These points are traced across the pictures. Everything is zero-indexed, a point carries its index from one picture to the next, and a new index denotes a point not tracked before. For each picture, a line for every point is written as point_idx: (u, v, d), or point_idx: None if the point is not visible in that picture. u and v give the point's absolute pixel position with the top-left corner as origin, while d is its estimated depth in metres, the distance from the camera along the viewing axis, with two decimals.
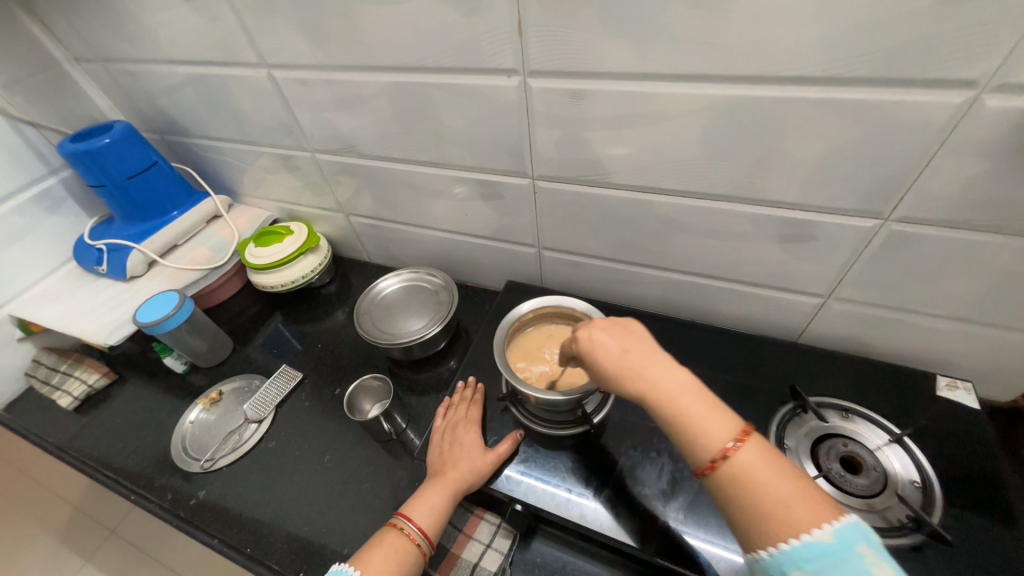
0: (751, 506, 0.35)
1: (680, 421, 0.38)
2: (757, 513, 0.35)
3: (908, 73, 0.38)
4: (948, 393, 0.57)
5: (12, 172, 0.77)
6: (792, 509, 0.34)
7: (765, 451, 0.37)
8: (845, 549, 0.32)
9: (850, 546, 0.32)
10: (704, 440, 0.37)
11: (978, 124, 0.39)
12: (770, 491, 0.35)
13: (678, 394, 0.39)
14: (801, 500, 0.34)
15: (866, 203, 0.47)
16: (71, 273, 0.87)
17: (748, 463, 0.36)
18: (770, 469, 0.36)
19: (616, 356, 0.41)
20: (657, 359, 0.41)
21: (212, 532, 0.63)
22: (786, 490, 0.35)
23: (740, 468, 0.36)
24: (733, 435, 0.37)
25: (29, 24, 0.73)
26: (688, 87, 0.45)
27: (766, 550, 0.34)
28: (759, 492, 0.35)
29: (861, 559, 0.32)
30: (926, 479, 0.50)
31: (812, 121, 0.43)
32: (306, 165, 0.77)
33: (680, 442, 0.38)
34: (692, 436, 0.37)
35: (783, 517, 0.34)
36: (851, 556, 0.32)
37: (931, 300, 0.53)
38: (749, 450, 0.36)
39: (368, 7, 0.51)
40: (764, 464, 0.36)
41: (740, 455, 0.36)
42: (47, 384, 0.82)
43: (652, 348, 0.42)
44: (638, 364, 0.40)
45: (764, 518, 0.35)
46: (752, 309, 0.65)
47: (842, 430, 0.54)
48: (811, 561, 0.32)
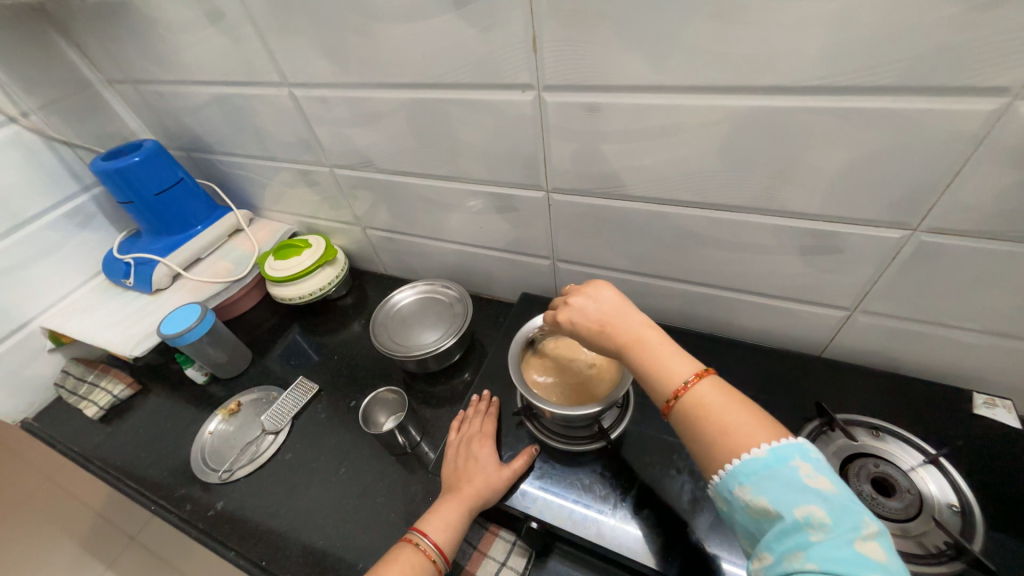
0: (700, 435, 0.37)
1: (642, 366, 0.41)
2: (705, 442, 0.37)
3: (936, 80, 0.37)
4: (987, 411, 0.54)
5: (48, 189, 0.80)
6: (735, 435, 0.35)
7: (719, 387, 0.38)
8: (779, 462, 0.33)
9: (784, 460, 0.33)
10: (661, 380, 0.40)
11: (1012, 131, 0.37)
12: (717, 420, 0.37)
13: (642, 343, 0.42)
14: (748, 426, 0.35)
15: (892, 213, 0.46)
16: (99, 286, 0.90)
17: (699, 397, 0.38)
18: (723, 402, 0.37)
19: (588, 319, 0.45)
20: (628, 315, 0.44)
21: (229, 544, 0.63)
22: (733, 418, 0.36)
23: (692, 402, 0.38)
24: (687, 375, 0.39)
25: (68, 49, 0.77)
26: (705, 98, 0.45)
27: (716, 474, 0.35)
28: (706, 421, 0.37)
29: (794, 470, 0.32)
30: (966, 503, 0.47)
31: (835, 130, 0.42)
32: (325, 180, 0.79)
33: (645, 386, 0.41)
34: (651, 377, 0.41)
35: (727, 441, 0.35)
36: (784, 466, 0.33)
37: (964, 313, 0.51)
38: (702, 387, 0.38)
39: (387, 26, 0.52)
40: (717, 398, 0.38)
41: (692, 391, 0.38)
42: (75, 395, 0.84)
43: (623, 308, 0.45)
44: (608, 321, 0.44)
45: (712, 445, 0.36)
46: (773, 322, 0.63)
47: (873, 449, 0.51)
48: (748, 475, 0.33)
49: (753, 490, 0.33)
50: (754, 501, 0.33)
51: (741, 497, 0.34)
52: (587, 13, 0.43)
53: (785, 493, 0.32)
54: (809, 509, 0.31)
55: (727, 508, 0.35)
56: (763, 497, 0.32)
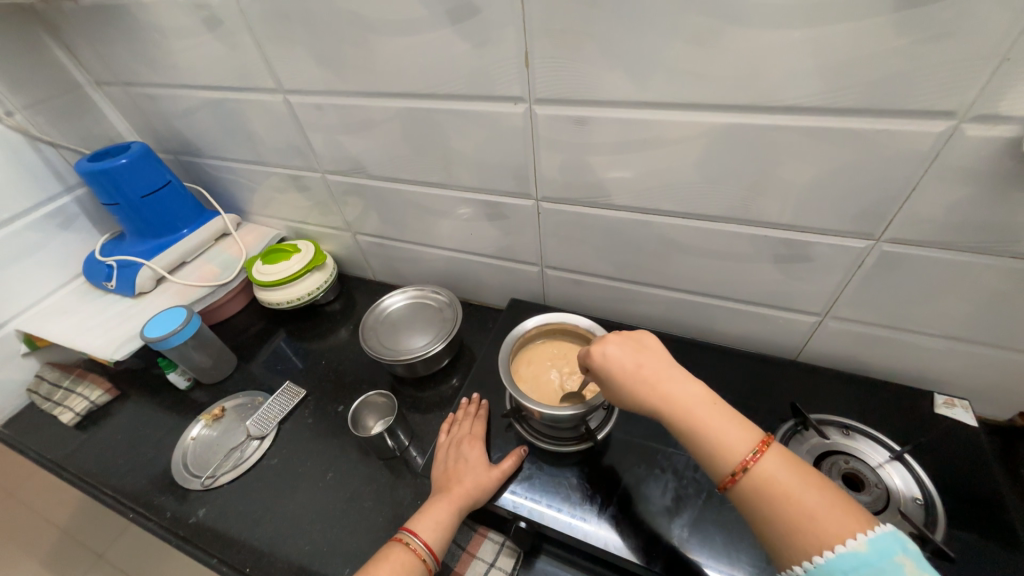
0: (779, 519, 0.37)
1: (703, 435, 0.42)
2: (784, 524, 0.37)
3: (892, 104, 0.41)
4: (946, 411, 0.58)
5: (29, 189, 0.79)
6: (820, 521, 0.36)
7: (786, 461, 0.40)
8: (883, 559, 0.34)
9: (888, 556, 0.34)
10: (725, 452, 0.40)
11: (959, 151, 0.41)
12: (797, 501, 0.37)
13: (698, 410, 0.43)
14: (830, 510, 0.37)
15: (856, 224, 0.49)
16: (79, 289, 0.88)
17: (771, 473, 0.39)
18: (794, 479, 0.39)
19: (630, 370, 0.46)
20: (674, 374, 0.45)
21: (211, 551, 0.62)
22: (813, 500, 0.37)
23: (761, 478, 0.39)
24: (751, 446, 0.40)
25: (56, 50, 0.77)
26: (685, 114, 0.48)
27: (804, 565, 0.36)
28: (786, 502, 0.38)
29: (898, 568, 0.34)
30: (928, 495, 0.50)
31: (804, 147, 0.46)
32: (316, 185, 0.79)
33: (705, 456, 0.42)
34: (713, 448, 0.41)
35: (813, 528, 0.36)
36: (888, 564, 0.34)
37: (925, 319, 0.54)
38: (771, 461, 0.39)
39: (383, 39, 0.54)
40: (788, 475, 0.39)
41: (762, 466, 0.39)
42: (49, 400, 0.82)
43: (664, 362, 0.46)
44: (655, 379, 0.45)
45: (793, 529, 0.37)
46: (750, 328, 0.66)
47: (843, 447, 0.54)
48: (850, 572, 0.34)
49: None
50: None
51: None
52: (576, 32, 0.46)
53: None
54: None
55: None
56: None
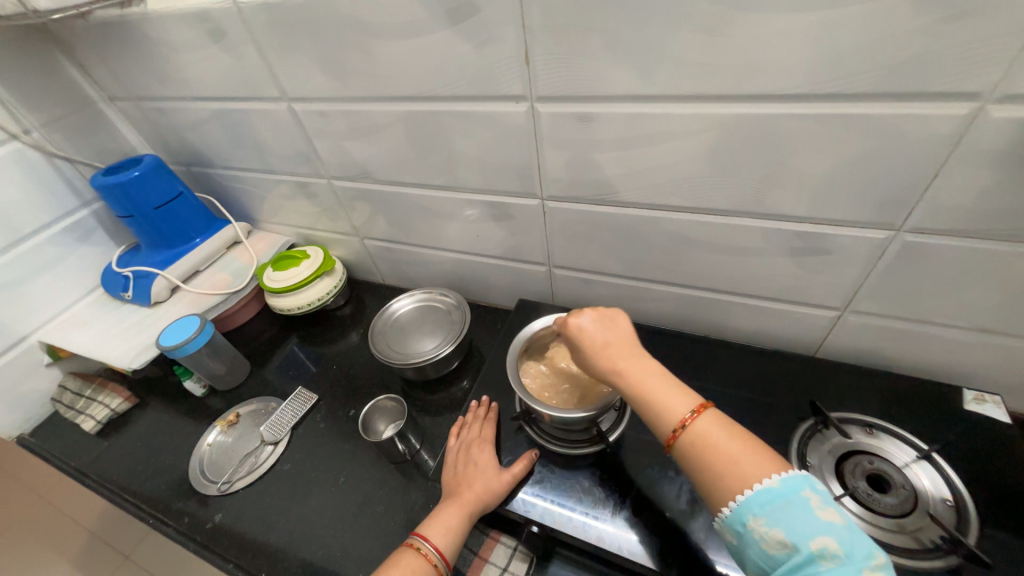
0: (708, 468, 0.38)
1: (646, 398, 0.42)
2: (713, 473, 0.37)
3: (911, 86, 0.39)
4: (977, 407, 0.55)
5: (48, 204, 0.81)
6: (742, 467, 0.36)
7: (720, 420, 0.39)
8: (791, 492, 0.34)
9: (797, 490, 0.34)
10: (665, 412, 0.41)
11: (985, 133, 0.39)
12: (724, 451, 0.37)
13: (646, 377, 0.43)
14: (752, 458, 0.37)
15: (876, 214, 0.47)
16: (98, 300, 0.90)
17: (704, 429, 0.39)
18: (726, 435, 0.38)
19: (596, 344, 0.46)
20: (633, 348, 0.45)
21: (228, 556, 0.63)
22: (738, 449, 0.37)
23: (697, 434, 0.39)
24: (690, 407, 0.40)
25: (70, 67, 0.79)
26: (692, 107, 0.47)
27: (728, 506, 0.36)
28: (713, 453, 0.38)
29: (805, 500, 0.33)
30: (960, 497, 0.48)
31: (818, 136, 0.44)
32: (324, 191, 0.80)
33: (648, 417, 0.42)
34: (655, 409, 0.41)
35: (736, 474, 0.36)
36: (795, 496, 0.34)
37: (951, 310, 0.52)
38: (706, 419, 0.39)
39: (384, 42, 0.54)
40: (720, 430, 0.39)
41: (697, 424, 0.39)
42: (72, 409, 0.84)
43: (627, 336, 0.46)
44: (615, 353, 0.45)
45: (719, 477, 0.37)
46: (767, 324, 0.64)
47: (867, 446, 0.52)
48: (763, 505, 0.34)
49: (768, 522, 0.33)
50: (770, 533, 0.33)
51: (756, 530, 0.34)
52: (579, 26, 0.45)
53: (799, 523, 0.33)
54: (823, 540, 0.32)
55: (739, 542, 0.35)
56: (778, 529, 0.33)
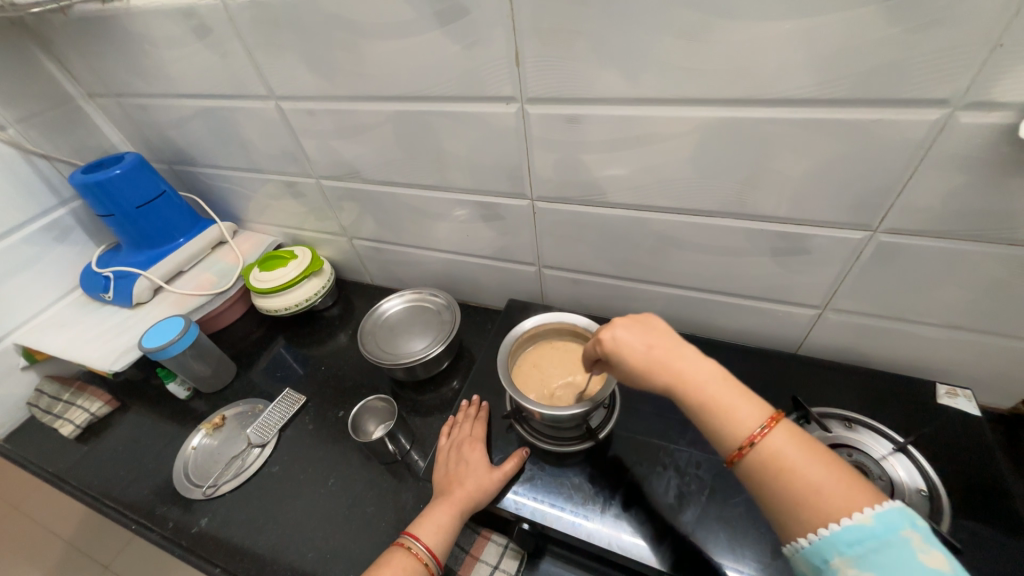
0: (783, 492, 0.36)
1: (710, 410, 0.39)
2: (791, 500, 0.35)
3: (886, 92, 0.40)
4: (949, 400, 0.57)
5: (24, 203, 0.79)
6: (825, 495, 0.34)
7: (796, 436, 0.37)
8: (887, 532, 0.32)
9: (894, 531, 0.32)
10: (732, 428, 0.38)
11: (954, 139, 0.41)
12: (804, 476, 0.35)
13: (707, 387, 0.40)
14: (837, 485, 0.34)
15: (853, 215, 0.49)
16: (77, 301, 0.88)
17: (778, 449, 0.36)
18: (804, 455, 0.36)
19: (643, 353, 0.43)
20: (687, 352, 0.42)
21: (214, 561, 0.62)
22: (820, 474, 0.35)
23: (769, 454, 0.36)
24: (761, 422, 0.38)
25: (47, 62, 0.77)
26: (677, 110, 0.48)
27: (807, 538, 0.34)
28: (791, 478, 0.35)
29: (905, 543, 0.32)
30: (933, 486, 0.50)
31: (797, 140, 0.46)
32: (311, 191, 0.79)
33: (710, 431, 0.40)
34: (722, 424, 0.39)
35: (818, 504, 0.34)
36: (893, 538, 0.32)
37: (924, 308, 0.54)
38: (780, 435, 0.37)
39: (373, 42, 0.54)
40: (796, 450, 0.36)
41: (770, 442, 0.37)
42: (49, 414, 0.82)
43: (674, 340, 0.43)
44: (668, 360, 0.42)
45: (799, 504, 0.35)
46: (750, 322, 0.66)
47: (847, 439, 0.54)
48: (853, 546, 0.32)
49: (859, 564, 0.32)
50: None
51: (843, 570, 0.32)
52: (566, 30, 0.46)
53: (897, 569, 0.31)
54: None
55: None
56: (871, 573, 0.31)
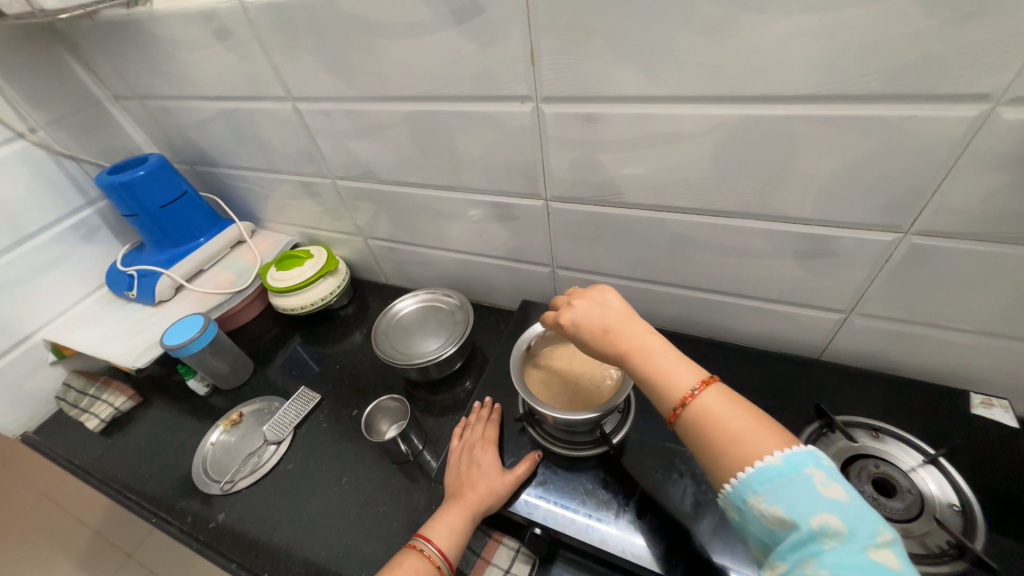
0: (710, 445, 0.37)
1: (647, 374, 0.41)
2: (716, 449, 0.36)
3: (922, 87, 0.38)
4: (983, 411, 0.55)
5: (53, 203, 0.81)
6: (745, 443, 0.35)
7: (725, 395, 0.38)
8: (794, 470, 0.33)
9: (799, 467, 0.33)
10: (667, 389, 0.39)
11: (994, 136, 0.39)
12: (727, 426, 0.36)
13: (647, 353, 0.41)
14: (756, 434, 0.35)
15: (883, 217, 0.47)
16: (103, 298, 0.91)
17: (706, 405, 0.37)
18: (730, 409, 0.37)
19: (596, 332, 0.44)
20: (634, 325, 0.43)
21: (230, 555, 0.63)
22: (742, 425, 0.36)
23: (699, 411, 0.37)
24: (692, 382, 0.39)
25: (75, 66, 0.79)
26: (698, 108, 0.46)
27: (728, 482, 0.35)
28: (715, 429, 0.36)
29: (808, 477, 0.32)
30: (967, 502, 0.47)
31: (825, 138, 0.44)
32: (327, 191, 0.80)
33: (650, 395, 0.41)
34: (656, 386, 0.40)
35: (738, 450, 0.35)
36: (798, 474, 0.33)
37: (959, 314, 0.51)
38: (710, 395, 0.38)
39: (389, 42, 0.53)
40: (724, 406, 0.37)
41: (699, 400, 0.38)
42: (77, 407, 0.84)
43: (622, 313, 0.45)
44: (614, 334, 0.43)
45: (722, 453, 0.36)
46: (771, 326, 0.64)
47: (873, 450, 0.52)
48: (764, 483, 0.33)
49: (768, 499, 0.33)
50: (769, 510, 0.33)
51: (755, 507, 0.33)
52: (584, 27, 0.45)
53: (800, 501, 0.32)
54: (824, 518, 0.31)
55: (739, 517, 0.35)
56: (779, 507, 0.32)
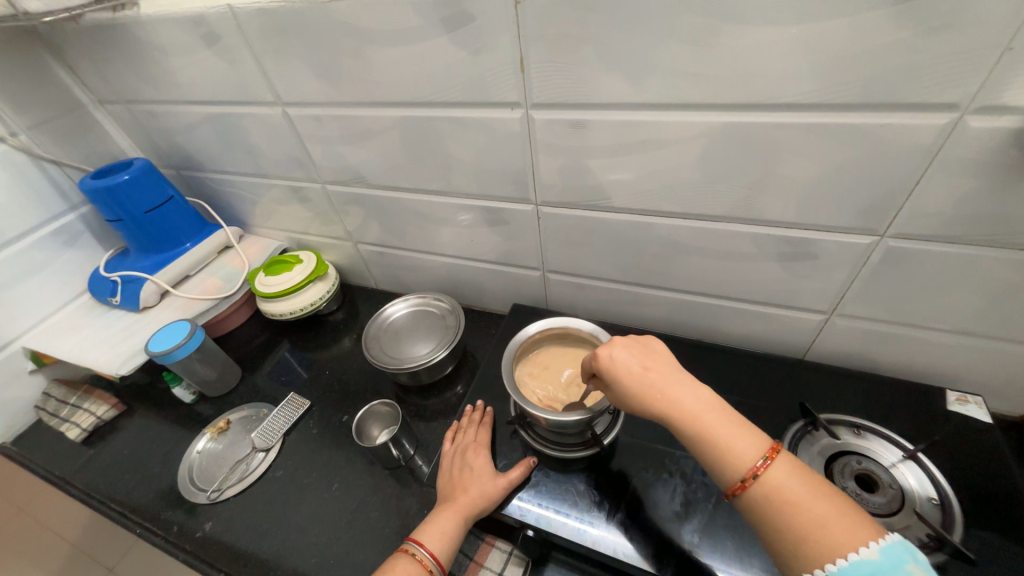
0: (790, 530, 0.36)
1: (710, 441, 0.40)
2: (797, 532, 0.36)
3: (894, 97, 0.40)
4: (960, 408, 0.56)
5: (34, 208, 0.80)
6: (831, 530, 0.35)
7: (796, 469, 0.38)
8: (893, 565, 0.33)
9: (899, 564, 0.33)
10: (736, 460, 0.39)
11: (963, 143, 0.41)
12: (807, 509, 0.36)
13: (710, 420, 0.41)
14: (840, 520, 0.36)
15: (861, 220, 0.49)
16: (85, 305, 0.89)
17: (778, 481, 0.38)
18: (803, 487, 0.38)
19: (638, 374, 0.45)
20: (684, 381, 0.44)
21: (218, 566, 0.62)
22: (823, 509, 0.36)
23: (772, 488, 0.37)
24: (761, 453, 0.39)
25: (59, 69, 0.78)
26: (683, 115, 0.48)
27: (815, 574, 0.35)
28: (796, 512, 0.37)
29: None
30: (945, 495, 0.49)
31: (804, 144, 0.45)
32: (317, 196, 0.80)
33: (711, 462, 0.40)
34: (724, 457, 0.40)
35: (824, 536, 0.35)
36: (899, 571, 0.33)
37: (933, 313, 0.53)
38: (781, 469, 0.38)
39: (379, 49, 0.54)
40: (797, 483, 0.38)
41: (772, 474, 0.38)
42: (56, 417, 0.82)
43: (673, 367, 0.45)
44: (670, 389, 0.43)
45: (805, 540, 0.36)
46: (757, 327, 0.65)
47: (856, 447, 0.53)
48: None
49: None
50: None
51: None
52: (573, 36, 0.46)
53: None
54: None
55: None
56: None
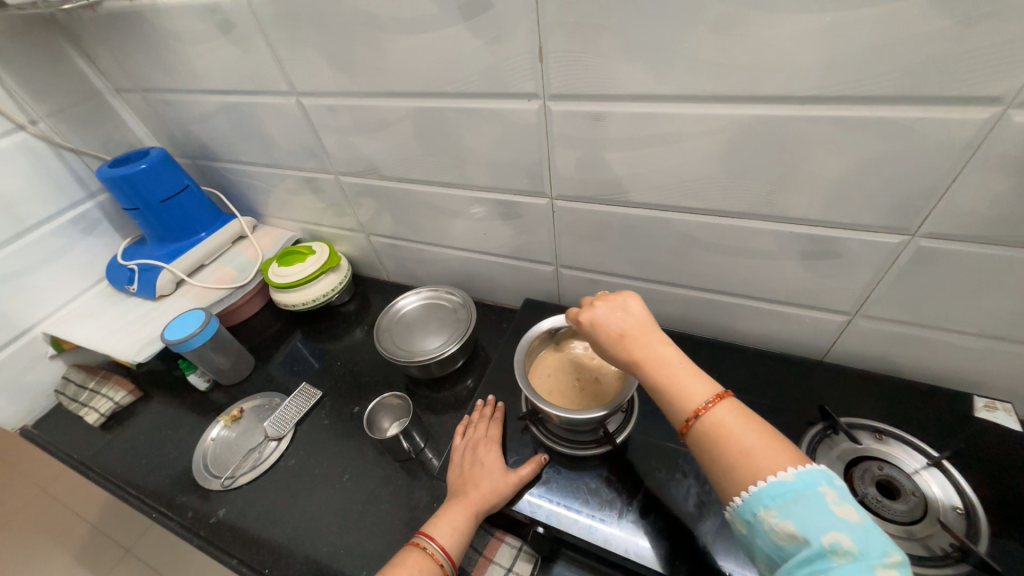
0: (720, 458, 0.36)
1: (660, 383, 0.40)
2: (726, 462, 0.36)
3: (935, 89, 0.38)
4: (988, 415, 0.55)
5: (54, 196, 0.81)
6: (757, 458, 0.35)
7: (738, 410, 0.37)
8: (806, 486, 0.32)
9: (812, 485, 0.32)
10: (682, 401, 0.39)
11: (1006, 138, 0.38)
12: (738, 441, 0.36)
13: (664, 365, 0.40)
14: (767, 449, 0.35)
15: (891, 219, 0.47)
16: (103, 292, 0.90)
17: (719, 419, 0.37)
18: (742, 424, 0.37)
19: (612, 334, 0.43)
20: (649, 334, 0.43)
21: (232, 552, 0.63)
22: (753, 440, 0.36)
23: (710, 424, 0.37)
24: (708, 396, 0.38)
25: (76, 57, 0.78)
26: (707, 108, 0.46)
27: (738, 496, 0.34)
28: (726, 442, 0.36)
29: (821, 496, 0.32)
30: (971, 505, 0.47)
31: (834, 139, 0.44)
32: (330, 187, 0.79)
33: (664, 404, 0.40)
34: (670, 396, 0.39)
35: (750, 464, 0.35)
36: (811, 490, 0.32)
37: (963, 317, 0.51)
38: (723, 409, 0.37)
39: (394, 37, 0.53)
40: (735, 420, 0.37)
41: (713, 413, 0.37)
42: (76, 402, 0.84)
43: (644, 323, 0.43)
44: (632, 340, 0.42)
45: (731, 468, 0.35)
46: (775, 327, 0.64)
47: (877, 452, 0.52)
48: (775, 497, 0.33)
49: (780, 514, 0.32)
50: (781, 525, 0.32)
51: (765, 521, 0.33)
52: (592, 25, 0.44)
53: (813, 518, 0.31)
54: (836, 536, 0.30)
55: (748, 531, 0.34)
56: (790, 522, 0.32)
